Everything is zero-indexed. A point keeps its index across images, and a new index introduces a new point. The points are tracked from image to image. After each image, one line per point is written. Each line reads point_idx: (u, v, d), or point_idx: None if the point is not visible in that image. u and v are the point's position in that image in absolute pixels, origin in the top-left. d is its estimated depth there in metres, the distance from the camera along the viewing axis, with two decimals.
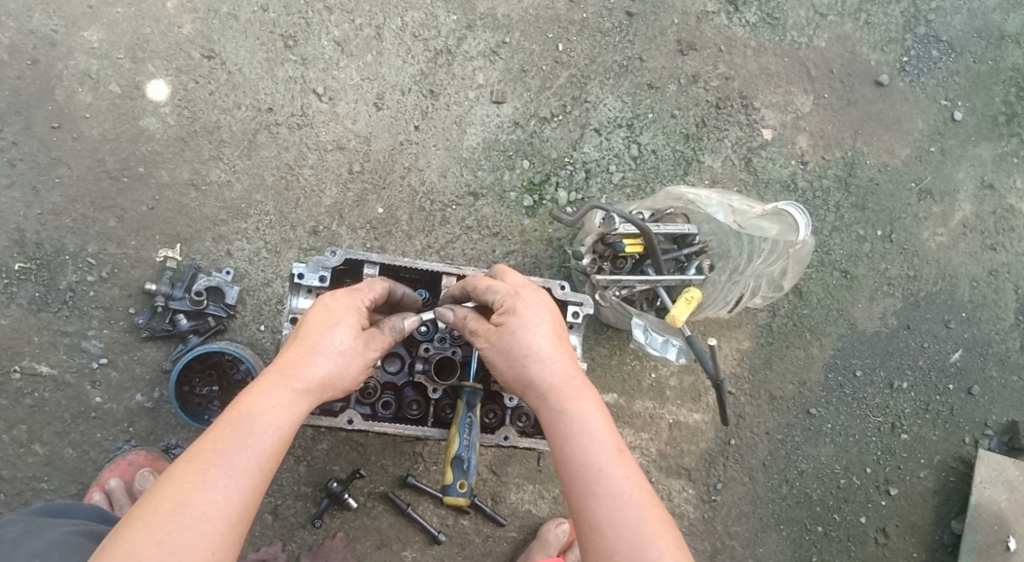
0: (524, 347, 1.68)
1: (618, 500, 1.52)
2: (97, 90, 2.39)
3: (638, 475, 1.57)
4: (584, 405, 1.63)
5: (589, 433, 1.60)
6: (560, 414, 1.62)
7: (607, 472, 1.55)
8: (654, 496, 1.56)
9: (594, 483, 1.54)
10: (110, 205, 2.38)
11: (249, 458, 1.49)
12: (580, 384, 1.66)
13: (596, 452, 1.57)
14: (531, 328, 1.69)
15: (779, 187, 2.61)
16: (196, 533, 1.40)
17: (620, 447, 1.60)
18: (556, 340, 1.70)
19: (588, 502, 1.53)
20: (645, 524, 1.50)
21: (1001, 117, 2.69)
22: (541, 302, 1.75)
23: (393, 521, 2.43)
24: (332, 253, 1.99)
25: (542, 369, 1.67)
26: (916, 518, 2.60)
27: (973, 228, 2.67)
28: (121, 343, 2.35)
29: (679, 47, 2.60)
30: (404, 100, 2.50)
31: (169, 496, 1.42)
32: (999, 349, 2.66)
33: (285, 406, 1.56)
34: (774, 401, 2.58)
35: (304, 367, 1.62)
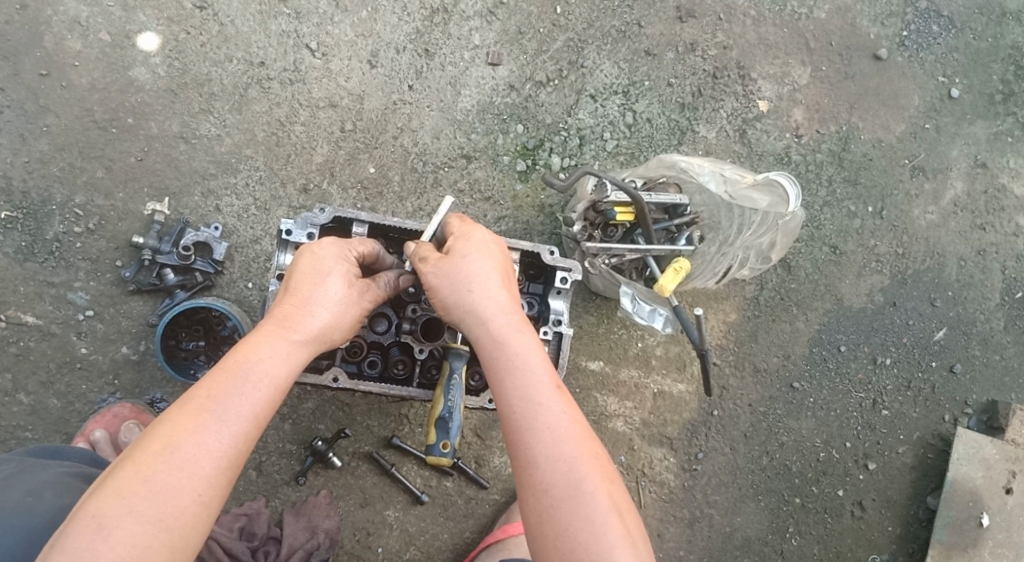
0: (468, 278, 1.68)
1: (555, 436, 1.54)
2: (86, 38, 2.36)
3: (575, 412, 1.60)
4: (525, 340, 1.65)
5: (526, 370, 1.61)
6: (495, 349, 1.63)
7: (544, 409, 1.57)
8: (591, 429, 1.60)
9: (531, 420, 1.56)
10: (98, 155, 2.35)
11: (243, 404, 1.50)
12: (517, 322, 1.67)
13: (535, 387, 1.59)
14: (478, 261, 1.70)
15: (772, 160, 2.60)
16: (191, 473, 1.42)
17: (557, 384, 1.62)
18: (501, 278, 1.71)
19: (525, 437, 1.54)
20: (581, 462, 1.53)
21: (998, 96, 2.69)
22: (493, 239, 1.77)
23: (376, 480, 2.45)
24: (320, 210, 1.98)
25: (484, 303, 1.67)
26: (893, 493, 2.64)
27: (964, 207, 2.68)
28: (108, 296, 2.34)
29: (678, 14, 2.57)
30: (399, 58, 2.47)
31: (161, 439, 1.43)
32: (983, 328, 2.68)
33: (282, 353, 1.58)
34: (758, 373, 2.60)
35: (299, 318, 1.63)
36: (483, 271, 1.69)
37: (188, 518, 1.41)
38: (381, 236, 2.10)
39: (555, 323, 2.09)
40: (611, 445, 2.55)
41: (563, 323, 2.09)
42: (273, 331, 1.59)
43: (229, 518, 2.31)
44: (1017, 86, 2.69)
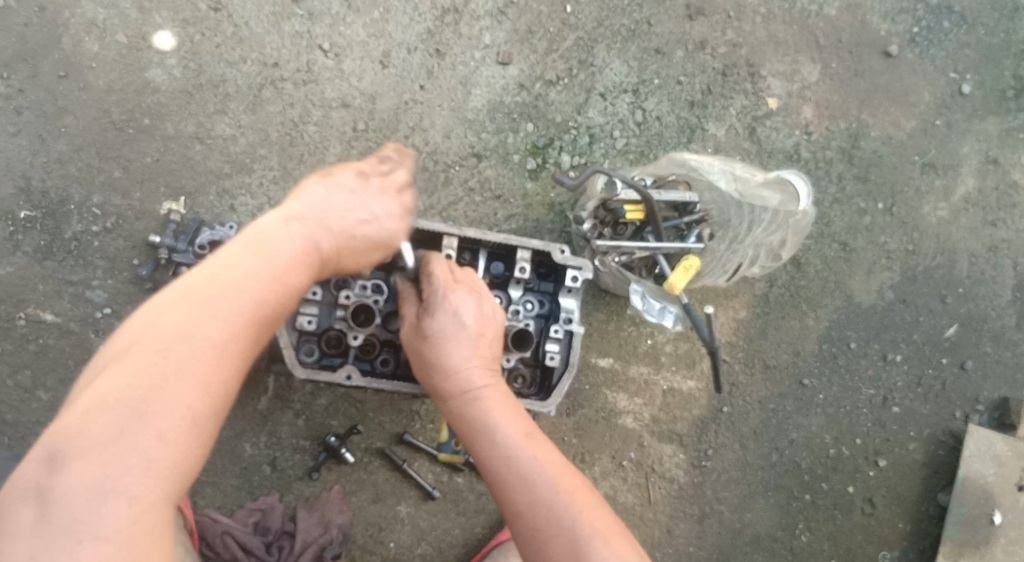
0: (436, 356, 1.78)
1: (528, 484, 1.60)
2: (104, 40, 2.40)
3: (550, 455, 1.65)
4: (496, 399, 1.74)
5: (492, 433, 1.69)
6: (462, 423, 1.74)
7: (515, 459, 1.64)
8: (569, 468, 1.64)
9: (505, 474, 1.64)
10: (115, 155, 2.39)
11: (238, 301, 1.42)
12: (489, 384, 1.77)
13: (503, 446, 1.67)
14: (443, 336, 1.78)
15: (782, 157, 2.60)
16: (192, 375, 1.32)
17: (529, 434, 1.69)
18: (461, 347, 1.78)
19: (502, 493, 1.63)
20: (558, 502, 1.56)
21: (1010, 92, 2.68)
22: (464, 304, 1.80)
23: (389, 476, 2.48)
24: None
25: (445, 381, 1.77)
26: (903, 489, 2.64)
27: (975, 203, 2.67)
28: (125, 294, 2.39)
29: (687, 12, 2.58)
30: (410, 58, 2.50)
31: (157, 344, 1.32)
32: (994, 325, 2.67)
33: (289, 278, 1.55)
34: (768, 370, 2.61)
35: (349, 240, 1.67)
36: (450, 346, 1.77)
37: (185, 433, 1.30)
38: None
39: (566, 321, 2.10)
40: (620, 442, 2.56)
41: (573, 321, 2.10)
42: (285, 236, 1.56)
43: (242, 513, 2.36)
44: None
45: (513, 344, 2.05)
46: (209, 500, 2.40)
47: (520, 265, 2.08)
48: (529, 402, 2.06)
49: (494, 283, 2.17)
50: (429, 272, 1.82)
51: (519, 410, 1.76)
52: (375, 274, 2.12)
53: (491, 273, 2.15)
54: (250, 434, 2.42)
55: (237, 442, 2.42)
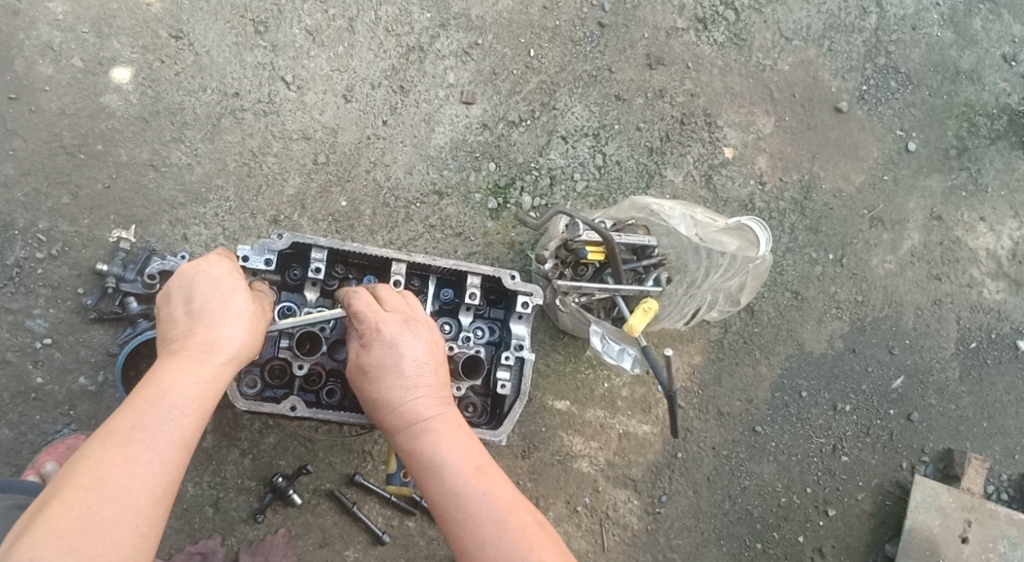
0: (379, 391, 1.70)
1: (475, 522, 1.53)
2: (59, 63, 2.34)
3: (500, 490, 1.58)
4: (444, 429, 1.67)
5: (439, 468, 1.61)
6: (411, 457, 1.66)
7: (463, 495, 1.57)
8: (520, 504, 1.57)
9: (453, 511, 1.56)
10: (65, 180, 2.33)
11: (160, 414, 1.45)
12: (441, 412, 1.70)
13: (451, 480, 1.59)
14: (383, 370, 1.70)
15: (736, 206, 2.67)
16: (129, 509, 1.33)
17: (478, 468, 1.61)
18: (406, 377, 1.70)
19: (450, 531, 1.55)
20: (506, 541, 1.50)
21: (953, 151, 2.78)
22: (403, 333, 1.73)
23: (337, 519, 2.40)
24: (279, 236, 1.96)
25: (392, 414, 1.69)
26: (852, 540, 2.65)
27: (921, 257, 2.76)
28: (68, 324, 2.30)
29: (647, 61, 2.64)
30: (373, 94, 2.50)
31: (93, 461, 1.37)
32: (939, 377, 2.74)
33: (196, 382, 1.50)
34: (721, 417, 2.63)
35: (190, 333, 1.56)
36: (391, 375, 1.70)
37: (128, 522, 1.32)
38: (342, 261, 2.09)
39: (517, 347, 2.08)
40: (575, 486, 2.53)
41: (524, 348, 2.08)
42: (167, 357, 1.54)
43: (182, 556, 2.27)
44: (970, 143, 2.79)
45: (465, 372, 2.01)
46: None
47: (471, 291, 2.07)
48: (480, 430, 2.02)
49: (444, 309, 2.15)
50: (353, 310, 1.78)
51: (471, 442, 1.68)
52: (322, 302, 2.09)
53: (440, 299, 2.13)
54: (192, 473, 2.33)
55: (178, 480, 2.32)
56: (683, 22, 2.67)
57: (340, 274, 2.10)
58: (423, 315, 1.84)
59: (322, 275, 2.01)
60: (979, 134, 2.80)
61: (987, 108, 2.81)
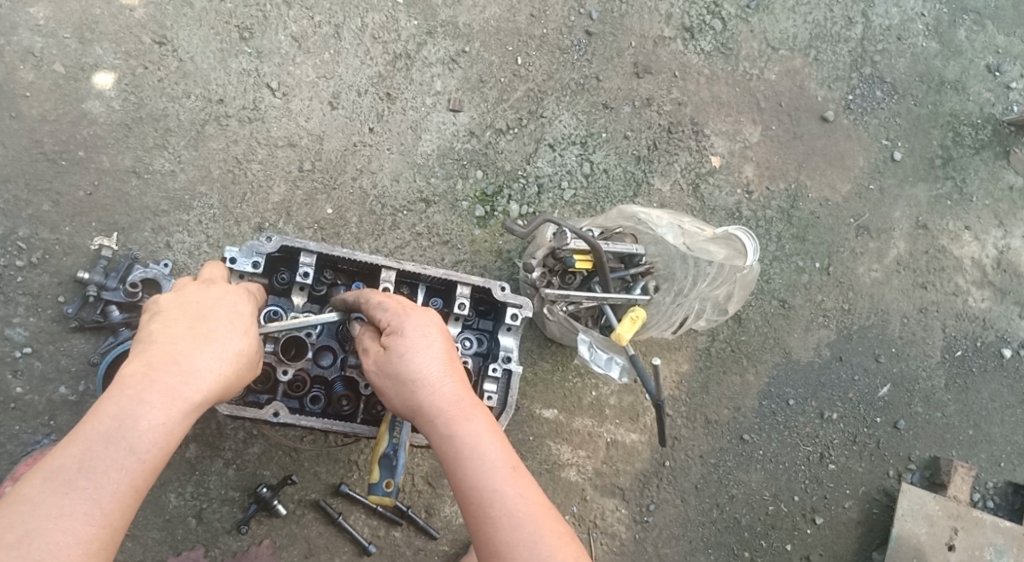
0: (413, 373, 1.63)
1: (512, 519, 1.47)
2: (40, 68, 2.32)
3: (533, 492, 1.53)
4: (476, 422, 1.60)
5: (477, 459, 1.55)
6: (446, 444, 1.58)
7: (498, 493, 1.51)
8: (552, 509, 1.53)
9: (487, 507, 1.49)
10: (46, 187, 2.29)
11: (123, 441, 1.41)
12: (472, 404, 1.63)
13: (486, 474, 1.53)
14: (419, 353, 1.64)
15: (724, 215, 2.67)
16: (60, 542, 1.31)
17: (512, 465, 1.56)
18: (442, 363, 1.65)
19: (485, 528, 1.48)
20: (541, 544, 1.44)
21: (938, 160, 2.80)
22: (431, 325, 1.69)
23: (322, 530, 2.37)
24: (267, 239, 1.93)
25: (427, 398, 1.62)
26: (839, 548, 2.65)
27: (906, 265, 2.77)
28: (48, 333, 2.27)
29: (635, 70, 2.64)
30: (360, 101, 2.49)
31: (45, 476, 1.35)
32: (925, 385, 2.74)
33: (162, 406, 1.46)
34: (709, 425, 2.62)
35: (170, 350, 1.51)
36: (423, 362, 1.63)
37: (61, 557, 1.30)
38: (329, 266, 2.06)
39: (504, 360, 2.06)
40: (563, 495, 2.52)
41: (512, 359, 2.07)
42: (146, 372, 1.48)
43: None
44: (955, 152, 2.81)
45: None
46: (127, 553, 2.26)
47: (460, 301, 2.05)
48: None
49: None
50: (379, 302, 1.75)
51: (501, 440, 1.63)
52: (309, 307, 2.07)
53: (429, 309, 2.11)
54: (175, 483, 2.29)
55: (160, 491, 2.28)
56: (671, 31, 2.67)
57: (328, 279, 2.08)
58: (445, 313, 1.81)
59: (310, 279, 1.97)
60: (964, 143, 2.82)
61: (971, 118, 2.83)
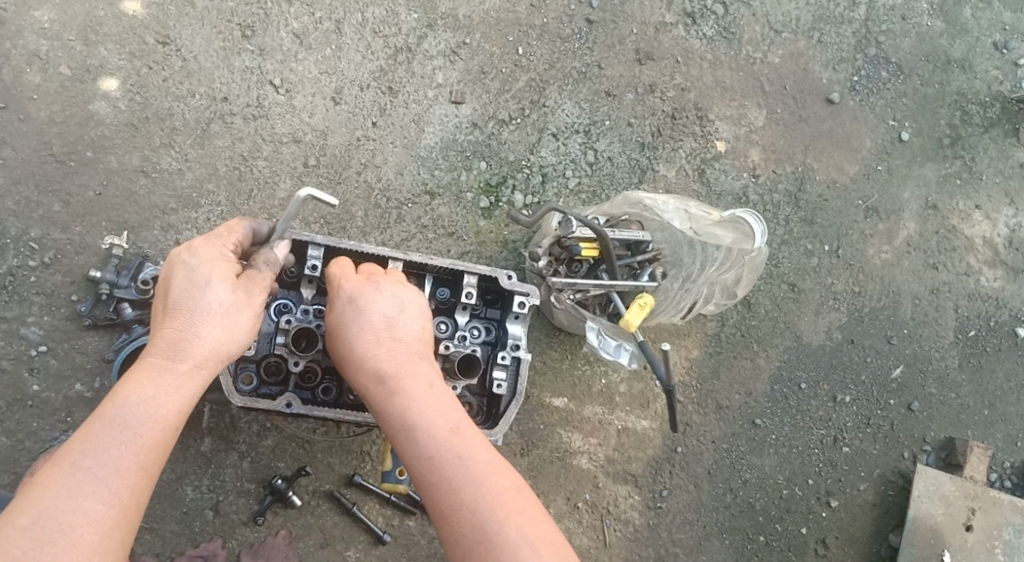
0: (347, 351, 1.67)
1: (448, 485, 1.49)
2: (46, 71, 2.35)
3: (472, 452, 1.52)
4: (415, 387, 1.61)
5: (409, 428, 1.56)
6: (382, 415, 1.61)
7: (434, 458, 1.51)
8: (495, 467, 1.52)
9: (425, 474, 1.51)
10: (56, 188, 2.33)
11: (137, 424, 1.46)
12: (412, 369, 1.64)
13: (421, 442, 1.54)
14: (351, 330, 1.68)
15: (730, 200, 2.66)
16: (87, 520, 1.36)
17: (453, 428, 1.56)
18: (371, 336, 1.67)
19: (426, 495, 1.51)
20: (479, 503, 1.46)
21: (946, 140, 2.77)
22: (369, 294, 1.71)
23: (337, 520, 2.40)
24: None
25: (361, 373, 1.65)
26: (855, 530, 2.64)
27: (917, 246, 2.75)
28: (62, 331, 2.31)
29: (636, 57, 2.64)
30: (362, 96, 2.50)
31: (67, 457, 1.40)
32: (938, 366, 2.72)
33: (168, 388, 1.52)
34: (720, 410, 2.62)
35: (161, 332, 1.55)
36: (359, 334, 1.67)
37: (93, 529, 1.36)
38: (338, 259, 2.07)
39: (513, 347, 2.07)
40: (575, 483, 2.53)
41: (521, 347, 2.08)
42: (152, 358, 1.53)
43: None
44: (964, 131, 2.78)
45: (461, 371, 2.03)
46: (148, 546, 2.29)
47: (467, 291, 2.06)
48: None
49: (440, 309, 2.15)
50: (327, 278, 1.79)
51: (445, 401, 1.62)
52: (318, 299, 2.09)
53: (437, 298, 2.12)
54: (191, 477, 2.33)
55: (177, 485, 2.32)
56: (672, 17, 2.66)
57: None
58: (399, 277, 1.81)
59: (318, 272, 1.99)
60: (972, 122, 2.79)
61: (979, 96, 2.80)
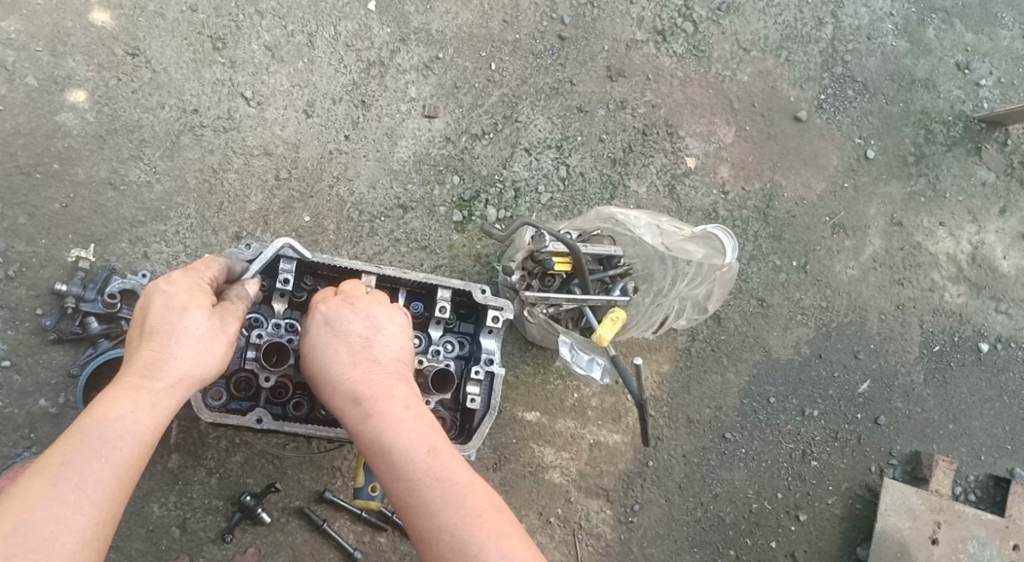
0: (325, 370, 1.65)
1: (429, 507, 1.47)
2: (12, 82, 2.32)
3: (454, 474, 1.51)
4: (391, 408, 1.58)
5: (389, 448, 1.54)
6: (360, 433, 1.57)
7: (414, 481, 1.50)
8: (480, 488, 1.51)
9: (406, 497, 1.49)
10: (21, 201, 2.30)
11: (115, 441, 1.42)
12: (389, 387, 1.61)
13: (401, 464, 1.52)
14: (331, 349, 1.66)
15: (700, 215, 2.69)
16: (62, 533, 1.31)
17: (431, 448, 1.54)
18: (351, 354, 1.65)
19: (407, 517, 1.48)
20: (462, 526, 1.44)
21: (910, 157, 2.83)
22: (342, 316, 1.69)
23: (307, 537, 2.38)
24: (246, 246, 1.93)
25: (337, 393, 1.62)
26: (823, 544, 2.67)
27: (883, 262, 2.80)
28: (26, 346, 2.26)
29: (608, 73, 2.67)
30: (335, 109, 2.50)
31: (43, 470, 1.36)
32: (904, 381, 2.77)
33: (141, 408, 1.47)
34: (691, 424, 2.64)
35: (136, 354, 1.52)
36: (332, 355, 1.65)
37: (71, 541, 1.32)
38: (310, 272, 2.06)
39: (487, 362, 2.07)
40: (547, 498, 2.53)
41: (494, 362, 2.08)
42: (126, 377, 1.49)
43: None
44: (928, 149, 2.85)
45: (435, 386, 2.02)
46: None
47: (440, 305, 2.06)
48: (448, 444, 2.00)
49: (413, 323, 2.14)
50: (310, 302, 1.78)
51: (426, 421, 1.60)
52: (290, 313, 2.07)
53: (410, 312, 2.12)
54: (158, 494, 2.29)
55: (143, 502, 2.28)
56: (643, 34, 2.70)
57: (309, 285, 2.07)
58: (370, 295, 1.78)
59: (291, 285, 1.98)
60: (936, 140, 2.85)
61: (942, 115, 2.87)
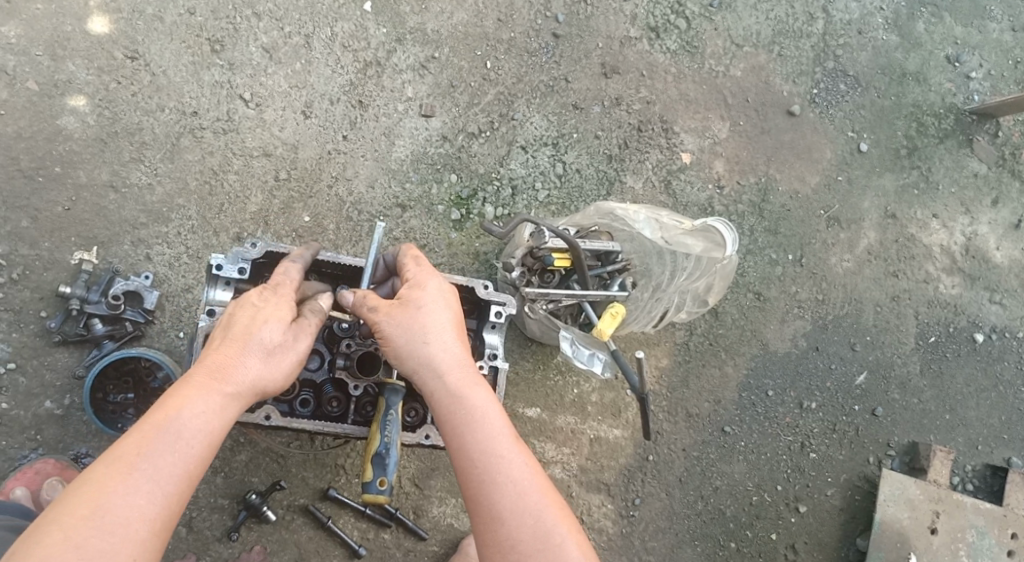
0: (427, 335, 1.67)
1: (519, 488, 1.55)
2: (13, 87, 2.34)
3: (536, 464, 1.62)
4: (483, 392, 1.66)
5: (484, 423, 1.61)
6: (455, 404, 1.62)
7: (508, 460, 1.57)
8: (550, 482, 1.61)
9: (494, 472, 1.56)
10: (24, 204, 2.32)
11: (191, 437, 1.44)
12: (474, 373, 1.68)
13: (496, 440, 1.59)
14: (430, 318, 1.69)
15: (696, 210, 2.72)
16: (133, 523, 1.34)
17: (516, 436, 1.63)
18: (452, 328, 1.71)
19: (488, 491, 1.54)
20: (547, 512, 1.54)
21: (903, 151, 2.87)
22: (440, 293, 1.74)
23: (312, 534, 2.39)
24: (252, 244, 1.92)
25: (435, 357, 1.66)
26: (823, 536, 2.69)
27: (877, 254, 2.82)
28: (31, 348, 2.28)
29: (603, 70, 2.70)
30: (333, 109, 2.52)
31: (119, 459, 1.38)
32: (900, 372, 2.79)
33: (215, 408, 1.49)
34: (690, 418, 2.66)
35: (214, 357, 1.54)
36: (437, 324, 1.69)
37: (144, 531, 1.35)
38: (313, 270, 2.07)
39: (491, 357, 2.10)
40: None
41: (498, 357, 2.10)
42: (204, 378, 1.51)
43: None
44: (920, 142, 2.88)
45: None
46: None
47: None
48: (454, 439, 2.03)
49: None
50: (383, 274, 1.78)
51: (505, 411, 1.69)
52: None
53: None
54: None
55: None
56: (636, 31, 2.73)
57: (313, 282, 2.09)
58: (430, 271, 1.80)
59: None
60: (927, 133, 2.89)
61: (934, 108, 2.90)
